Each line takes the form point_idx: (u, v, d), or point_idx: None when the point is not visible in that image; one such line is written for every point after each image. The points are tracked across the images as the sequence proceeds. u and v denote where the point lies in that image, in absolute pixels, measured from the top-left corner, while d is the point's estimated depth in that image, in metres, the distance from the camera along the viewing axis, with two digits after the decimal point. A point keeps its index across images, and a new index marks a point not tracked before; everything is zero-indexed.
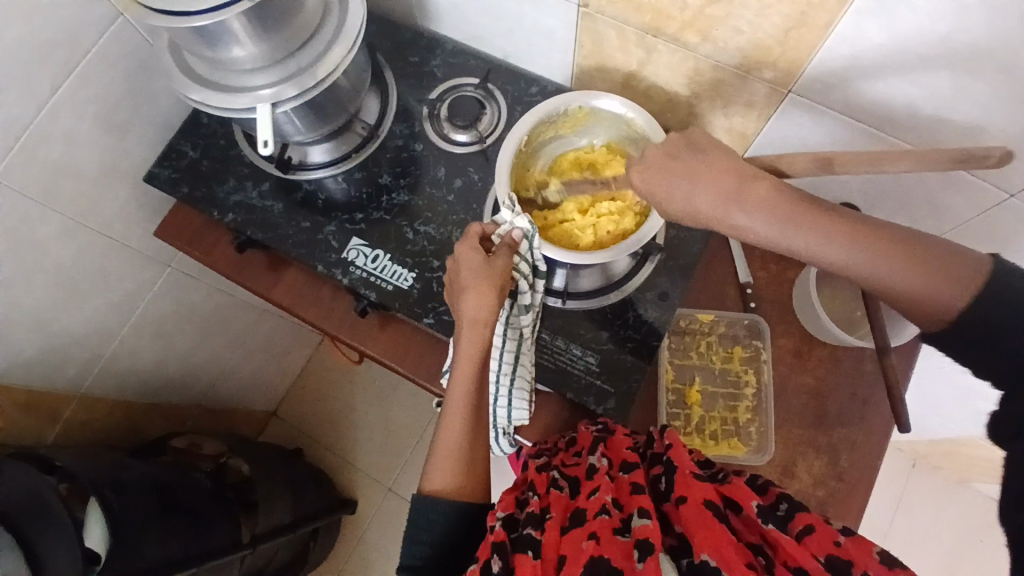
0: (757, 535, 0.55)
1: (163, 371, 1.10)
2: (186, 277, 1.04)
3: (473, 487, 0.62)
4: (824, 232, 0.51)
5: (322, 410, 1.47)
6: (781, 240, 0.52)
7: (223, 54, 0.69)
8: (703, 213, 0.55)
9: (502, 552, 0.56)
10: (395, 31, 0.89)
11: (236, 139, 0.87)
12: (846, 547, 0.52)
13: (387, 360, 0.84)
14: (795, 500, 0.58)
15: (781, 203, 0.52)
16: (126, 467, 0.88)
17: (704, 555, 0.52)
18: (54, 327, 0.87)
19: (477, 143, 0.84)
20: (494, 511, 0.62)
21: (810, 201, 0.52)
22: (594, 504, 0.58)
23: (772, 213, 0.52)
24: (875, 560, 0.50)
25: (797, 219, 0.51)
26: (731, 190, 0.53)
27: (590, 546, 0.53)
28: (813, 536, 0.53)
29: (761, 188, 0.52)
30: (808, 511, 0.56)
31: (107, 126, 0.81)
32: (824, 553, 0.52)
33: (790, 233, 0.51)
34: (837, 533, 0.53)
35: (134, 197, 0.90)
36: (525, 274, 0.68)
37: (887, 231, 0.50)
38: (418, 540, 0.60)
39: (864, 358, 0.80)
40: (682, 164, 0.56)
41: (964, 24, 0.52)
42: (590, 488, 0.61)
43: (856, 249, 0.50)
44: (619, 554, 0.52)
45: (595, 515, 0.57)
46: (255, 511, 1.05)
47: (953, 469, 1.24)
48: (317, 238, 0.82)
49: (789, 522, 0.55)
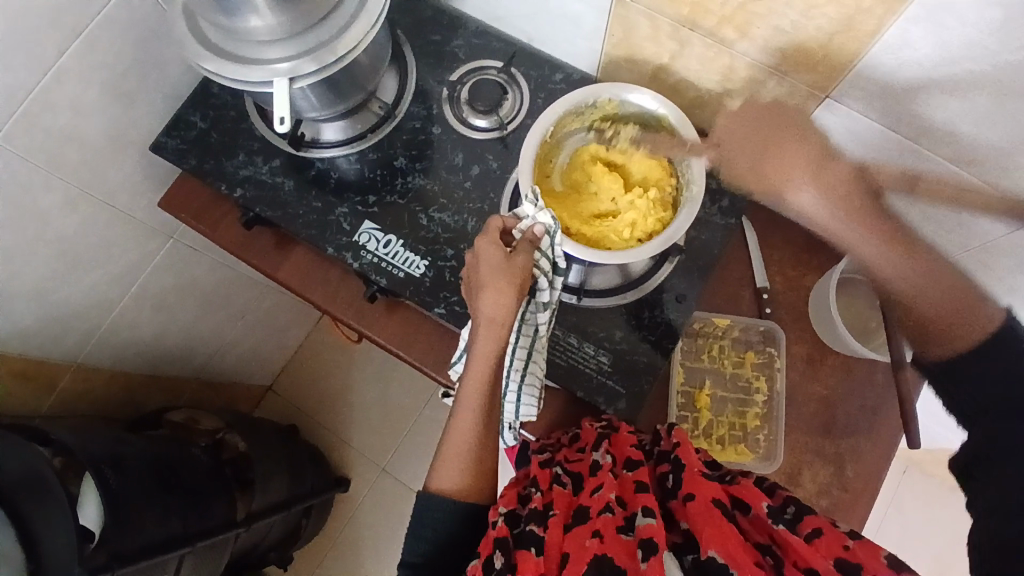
0: (766, 535, 0.54)
1: (161, 344, 1.08)
2: (190, 249, 1.02)
3: (480, 487, 0.62)
4: (891, 240, 0.49)
5: (319, 388, 1.46)
6: (831, 226, 0.50)
7: (240, 24, 0.66)
8: (771, 173, 0.52)
9: (505, 548, 0.55)
10: (417, 7, 0.86)
11: (247, 112, 0.83)
12: (855, 549, 0.50)
13: (394, 347, 0.82)
14: (803, 503, 0.56)
15: (851, 193, 0.50)
16: (122, 442, 0.86)
17: (711, 551, 0.51)
18: (56, 296, 0.85)
19: (496, 130, 0.81)
20: (497, 505, 0.61)
21: (878, 207, 0.50)
22: (598, 501, 0.57)
23: (834, 205, 0.50)
24: (883, 564, 0.49)
25: (862, 215, 0.49)
26: (796, 174, 0.51)
27: (593, 544, 0.53)
28: (821, 538, 0.52)
29: (830, 177, 0.50)
30: (816, 513, 0.54)
31: (115, 92, 0.78)
32: (831, 556, 0.50)
33: (843, 227, 0.50)
34: (845, 536, 0.52)
35: (141, 167, 0.87)
36: (545, 271, 0.66)
37: (938, 258, 0.50)
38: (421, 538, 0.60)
39: (877, 369, 0.79)
40: (762, 131, 0.54)
41: (1017, 41, 0.50)
42: (593, 485, 0.60)
43: (908, 271, 0.50)
44: (623, 553, 0.52)
45: (599, 513, 0.56)
46: (252, 488, 1.04)
47: (945, 476, 1.25)
48: (328, 219, 0.80)
49: (798, 523, 0.54)
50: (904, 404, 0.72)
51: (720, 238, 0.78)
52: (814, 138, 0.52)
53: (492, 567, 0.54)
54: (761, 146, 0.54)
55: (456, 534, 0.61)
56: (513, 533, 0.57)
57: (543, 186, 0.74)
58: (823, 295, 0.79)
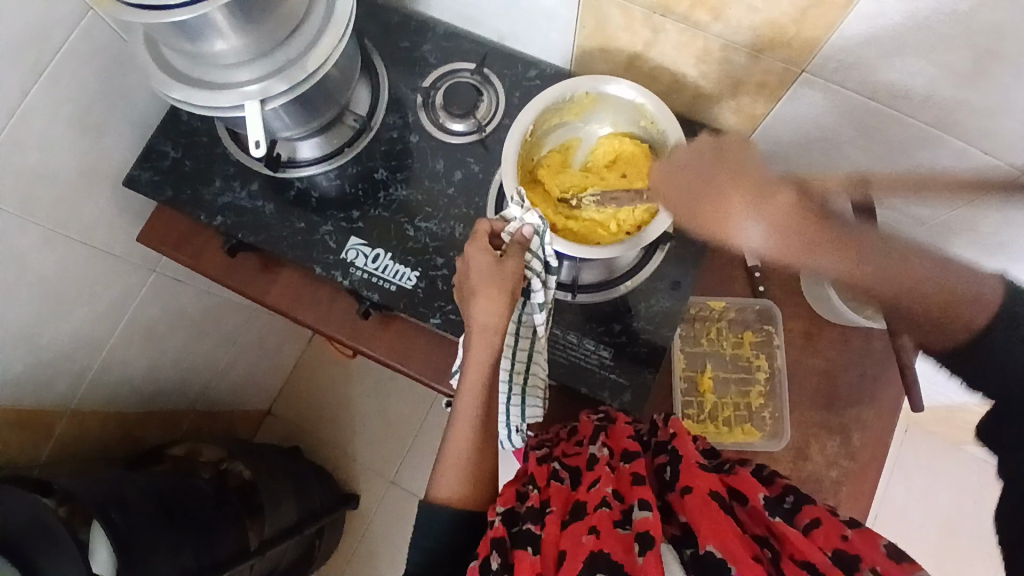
0: (763, 527, 0.54)
1: (155, 378, 1.07)
2: (174, 280, 1.00)
3: (480, 495, 0.61)
4: (848, 258, 0.51)
5: (318, 406, 1.44)
6: (789, 258, 0.53)
7: (204, 48, 0.64)
8: (706, 220, 0.57)
9: (502, 549, 0.55)
10: (383, 15, 0.85)
11: (220, 136, 0.82)
12: (852, 539, 0.51)
13: (391, 360, 0.81)
14: (801, 493, 0.57)
15: (788, 224, 0.53)
16: (124, 482, 0.85)
17: (709, 545, 0.51)
18: (42, 341, 0.83)
19: (475, 132, 0.80)
20: (494, 505, 0.60)
21: (824, 225, 0.53)
22: (595, 496, 0.57)
23: (779, 236, 0.53)
24: (882, 552, 0.49)
25: (807, 241, 0.53)
26: (729, 206, 0.56)
27: (590, 540, 0.52)
28: (819, 529, 0.52)
29: (765, 204, 0.54)
30: (814, 503, 0.55)
31: (81, 128, 0.76)
32: (829, 546, 0.51)
33: (796, 254, 0.53)
34: (843, 525, 0.52)
35: (115, 202, 0.85)
36: (537, 271, 0.64)
37: (909, 265, 0.49)
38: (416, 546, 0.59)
39: (874, 336, 0.80)
40: (706, 167, 0.59)
41: (991, 3, 0.50)
42: (590, 479, 0.60)
43: (871, 285, 0.50)
44: (619, 548, 0.51)
45: (596, 508, 0.55)
46: (261, 514, 1.02)
47: (945, 433, 1.28)
48: (313, 238, 0.79)
49: (797, 514, 0.54)
50: (904, 369, 0.73)
51: None
52: (757, 172, 0.57)
53: (490, 569, 0.54)
54: (708, 179, 0.58)
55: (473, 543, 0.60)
56: (510, 532, 0.57)
57: (527, 184, 0.73)
58: None
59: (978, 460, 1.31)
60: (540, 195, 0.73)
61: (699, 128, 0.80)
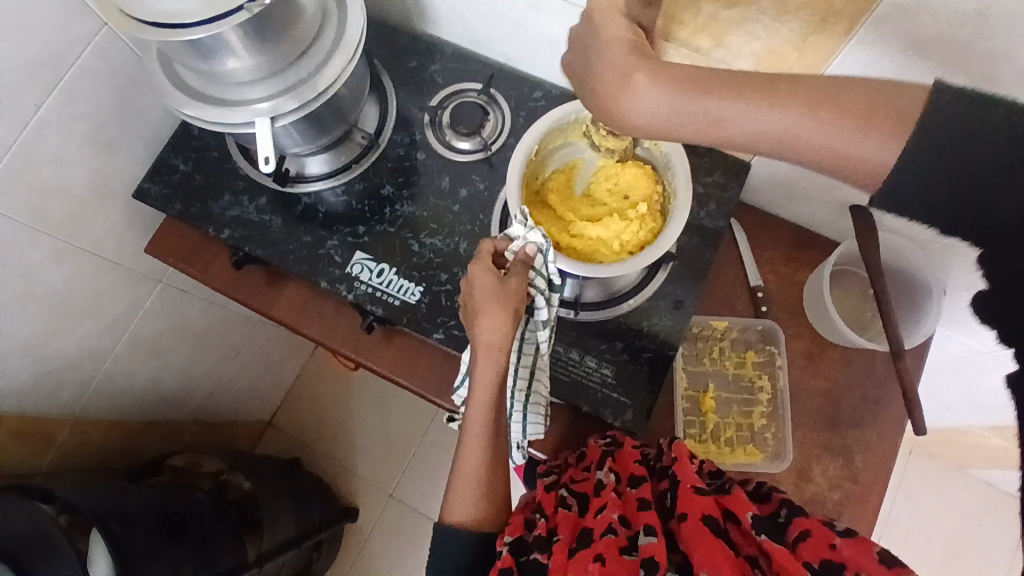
0: (756, 547, 0.54)
1: (158, 389, 1.07)
2: (180, 292, 1.01)
3: (495, 513, 0.62)
4: (753, 98, 0.42)
5: (319, 420, 1.44)
6: (688, 127, 0.44)
7: (217, 67, 0.65)
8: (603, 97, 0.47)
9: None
10: (392, 36, 0.87)
11: (230, 151, 0.83)
12: (841, 548, 0.51)
13: (394, 375, 0.81)
14: (794, 504, 0.57)
15: (681, 76, 0.44)
16: (122, 492, 0.85)
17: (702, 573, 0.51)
18: (49, 349, 0.83)
19: (481, 151, 0.81)
20: (504, 534, 0.61)
21: (708, 72, 0.43)
22: (601, 522, 0.58)
23: (670, 92, 0.43)
24: (874, 560, 0.49)
25: (705, 87, 0.43)
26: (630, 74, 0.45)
27: (596, 568, 0.52)
28: (807, 542, 0.52)
29: (654, 71, 0.44)
30: (806, 516, 0.55)
31: (94, 143, 0.77)
32: (818, 557, 0.51)
33: (682, 112, 0.43)
34: (832, 534, 0.52)
35: (126, 214, 0.86)
36: (542, 289, 0.65)
37: (803, 83, 0.41)
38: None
39: (875, 358, 0.80)
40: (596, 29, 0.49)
41: (987, 31, 0.50)
42: (597, 505, 0.60)
43: (774, 116, 0.41)
44: None
45: (602, 534, 0.56)
46: (259, 528, 1.02)
47: (950, 455, 1.27)
48: (319, 253, 0.80)
49: (788, 526, 0.55)
50: (907, 391, 0.73)
51: (711, 243, 0.79)
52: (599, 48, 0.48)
53: None
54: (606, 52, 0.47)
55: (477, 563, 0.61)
56: (519, 562, 0.57)
57: (531, 203, 0.74)
58: (818, 289, 0.80)
59: (983, 484, 1.30)
60: (543, 214, 0.73)
61: (702, 150, 0.81)
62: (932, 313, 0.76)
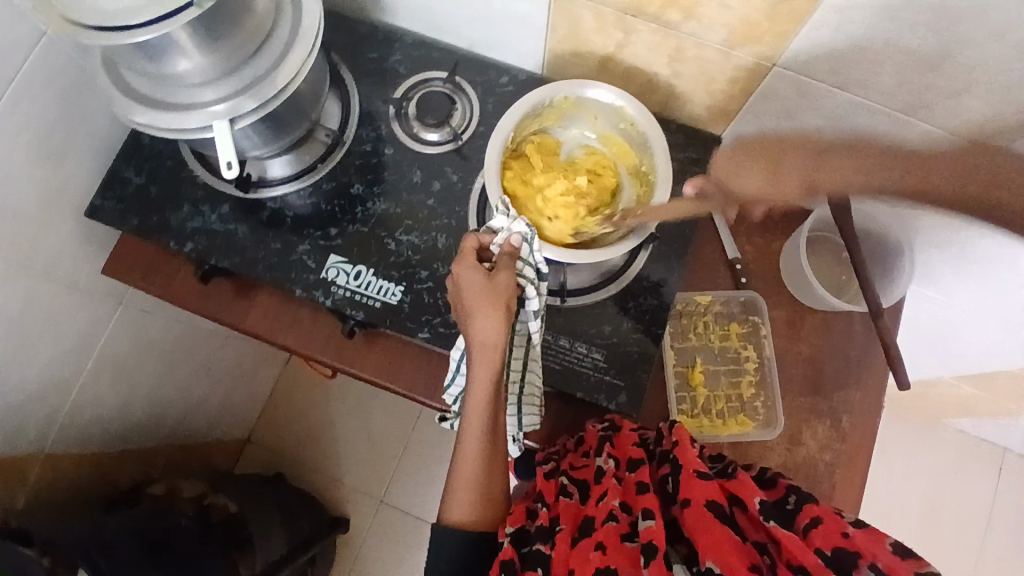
0: (762, 533, 0.55)
1: (128, 415, 1.02)
2: (142, 311, 0.96)
3: (495, 513, 0.60)
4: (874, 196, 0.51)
5: (299, 429, 1.40)
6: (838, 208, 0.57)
7: (167, 69, 0.61)
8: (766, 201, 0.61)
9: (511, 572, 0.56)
10: (348, 28, 0.83)
11: (185, 158, 0.79)
12: (854, 537, 0.51)
13: (380, 379, 0.79)
14: (804, 491, 0.58)
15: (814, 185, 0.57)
16: (104, 529, 0.80)
17: (709, 562, 0.52)
18: (10, 385, 0.78)
19: (451, 141, 0.79)
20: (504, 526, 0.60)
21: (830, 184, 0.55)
22: (602, 511, 0.58)
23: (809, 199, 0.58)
24: (887, 549, 0.50)
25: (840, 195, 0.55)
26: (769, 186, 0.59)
27: (597, 558, 0.54)
28: (818, 529, 0.53)
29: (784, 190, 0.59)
30: (816, 502, 0.55)
31: (36, 159, 0.72)
32: (829, 544, 0.51)
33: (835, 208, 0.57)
34: (844, 521, 0.52)
35: (78, 233, 0.81)
36: (531, 279, 0.63)
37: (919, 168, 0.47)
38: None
39: (855, 320, 0.82)
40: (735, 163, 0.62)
41: None
42: (597, 493, 0.60)
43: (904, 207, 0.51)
44: (626, 563, 0.53)
45: (603, 522, 0.57)
46: (250, 547, 0.98)
47: (921, 407, 1.32)
48: (291, 259, 0.76)
49: (799, 514, 0.55)
50: (887, 346, 0.75)
51: (690, 218, 0.79)
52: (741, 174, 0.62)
53: None
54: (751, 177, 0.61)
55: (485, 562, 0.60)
56: (520, 553, 0.58)
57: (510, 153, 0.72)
58: (795, 256, 0.81)
59: (953, 431, 1.36)
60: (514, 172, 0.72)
61: (674, 126, 0.81)
62: (906, 270, 0.78)
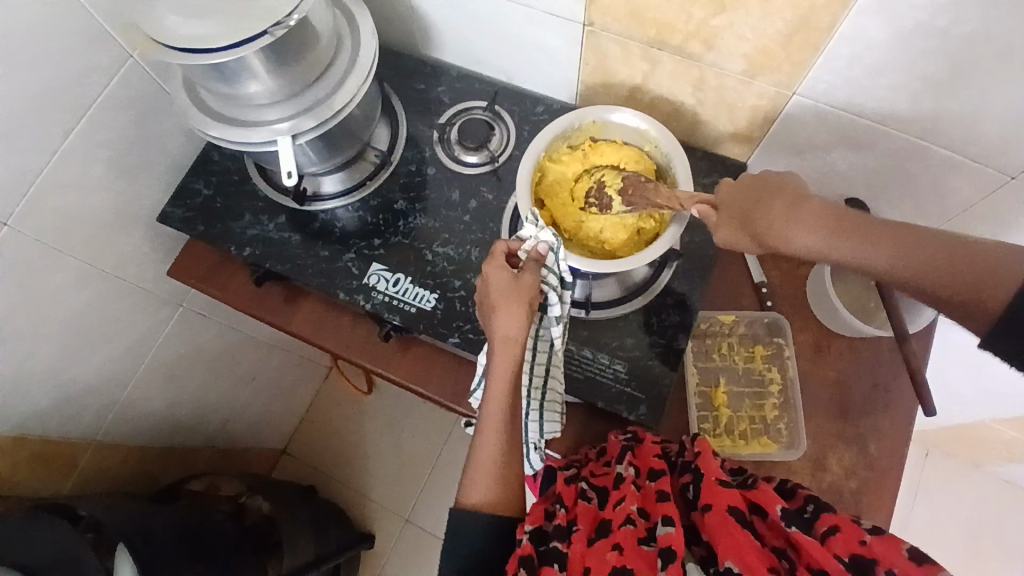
0: (782, 539, 0.54)
1: (176, 414, 1.09)
2: (198, 316, 1.03)
3: (512, 500, 0.60)
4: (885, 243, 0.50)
5: (334, 446, 1.45)
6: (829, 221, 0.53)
7: (240, 89, 0.70)
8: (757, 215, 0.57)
9: (531, 568, 0.55)
10: (400, 61, 0.92)
11: (249, 173, 0.87)
12: (873, 545, 0.51)
13: (411, 383, 0.84)
14: (823, 501, 0.57)
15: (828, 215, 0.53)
16: (150, 513, 0.86)
17: (728, 562, 0.52)
18: (72, 373, 0.85)
19: (488, 163, 0.85)
20: (523, 523, 0.60)
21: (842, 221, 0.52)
22: (620, 514, 0.59)
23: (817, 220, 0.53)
24: (904, 556, 0.49)
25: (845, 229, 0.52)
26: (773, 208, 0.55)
27: (613, 558, 0.54)
28: (837, 536, 0.52)
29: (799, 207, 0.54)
30: (833, 511, 0.55)
31: (117, 169, 0.81)
32: (846, 553, 0.51)
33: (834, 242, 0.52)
34: (862, 531, 0.52)
35: (147, 239, 0.90)
36: (553, 286, 0.67)
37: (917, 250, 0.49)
38: (454, 551, 0.59)
39: (882, 346, 0.82)
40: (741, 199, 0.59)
41: (958, 15, 0.54)
42: (615, 497, 0.61)
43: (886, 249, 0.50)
44: (642, 564, 0.53)
45: (620, 525, 0.57)
46: (279, 551, 1.02)
47: (965, 453, 1.29)
48: (336, 266, 0.82)
49: (815, 522, 0.55)
50: (914, 374, 0.74)
51: (714, 240, 0.82)
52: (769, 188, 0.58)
53: None
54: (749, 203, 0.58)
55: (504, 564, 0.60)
56: (538, 551, 0.57)
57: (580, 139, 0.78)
58: (820, 280, 0.82)
59: (1001, 481, 1.32)
60: (567, 151, 0.78)
61: (700, 153, 0.85)
62: None
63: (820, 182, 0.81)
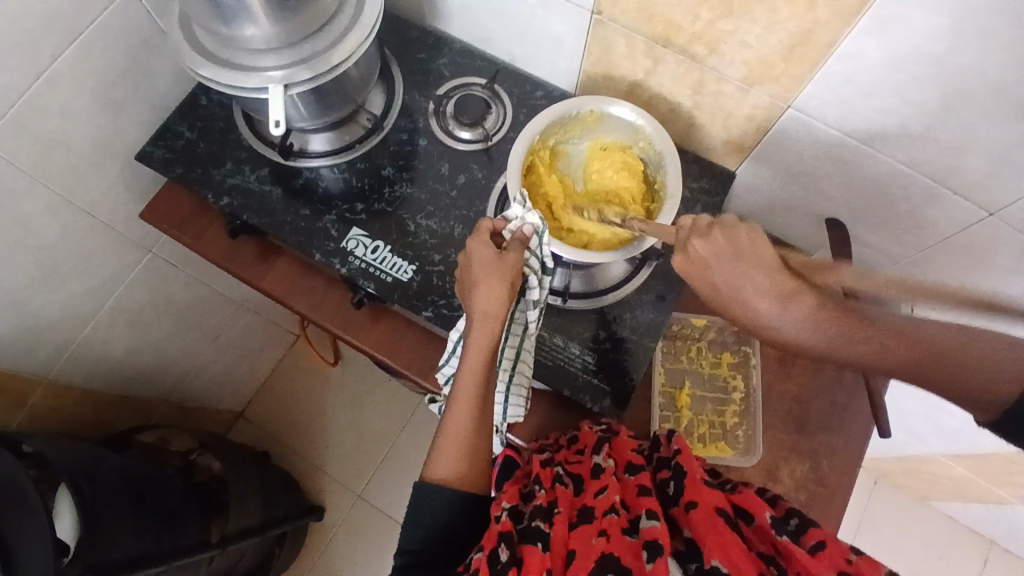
0: (769, 545, 0.54)
1: (133, 362, 1.06)
2: (167, 264, 1.01)
3: (477, 478, 0.60)
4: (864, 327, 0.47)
5: (292, 414, 1.43)
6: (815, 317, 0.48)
7: (236, 32, 0.68)
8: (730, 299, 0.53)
9: (509, 542, 0.54)
10: (403, 29, 0.91)
11: (236, 121, 0.85)
12: (859, 563, 0.50)
13: (379, 354, 0.83)
14: (804, 514, 0.57)
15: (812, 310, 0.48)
16: (97, 457, 0.83)
17: (714, 561, 0.50)
18: (31, 307, 0.82)
19: (481, 141, 0.85)
20: (498, 502, 0.61)
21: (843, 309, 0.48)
22: (603, 502, 0.58)
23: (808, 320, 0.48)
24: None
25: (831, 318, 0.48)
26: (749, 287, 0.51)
27: (599, 543, 0.53)
28: (824, 551, 0.51)
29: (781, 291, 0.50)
30: (818, 526, 0.54)
31: (103, 101, 0.78)
32: (834, 568, 0.50)
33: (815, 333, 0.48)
34: (848, 551, 0.51)
35: (124, 176, 0.87)
36: (534, 270, 0.67)
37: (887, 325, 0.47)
38: (414, 523, 0.58)
39: (846, 366, 0.84)
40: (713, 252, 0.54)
41: (956, 47, 0.56)
42: (597, 487, 0.60)
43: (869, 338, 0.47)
44: (628, 554, 0.51)
45: (604, 513, 0.56)
46: (225, 513, 1.00)
47: (910, 485, 1.33)
48: (316, 226, 0.81)
49: (801, 534, 0.54)
50: (873, 395, 0.75)
51: None
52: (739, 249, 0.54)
53: (497, 560, 0.52)
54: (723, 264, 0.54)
55: (460, 546, 0.59)
56: (516, 529, 0.56)
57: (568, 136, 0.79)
58: None
59: (943, 514, 1.36)
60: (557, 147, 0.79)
61: (691, 157, 0.86)
62: None
63: (803, 200, 0.82)
